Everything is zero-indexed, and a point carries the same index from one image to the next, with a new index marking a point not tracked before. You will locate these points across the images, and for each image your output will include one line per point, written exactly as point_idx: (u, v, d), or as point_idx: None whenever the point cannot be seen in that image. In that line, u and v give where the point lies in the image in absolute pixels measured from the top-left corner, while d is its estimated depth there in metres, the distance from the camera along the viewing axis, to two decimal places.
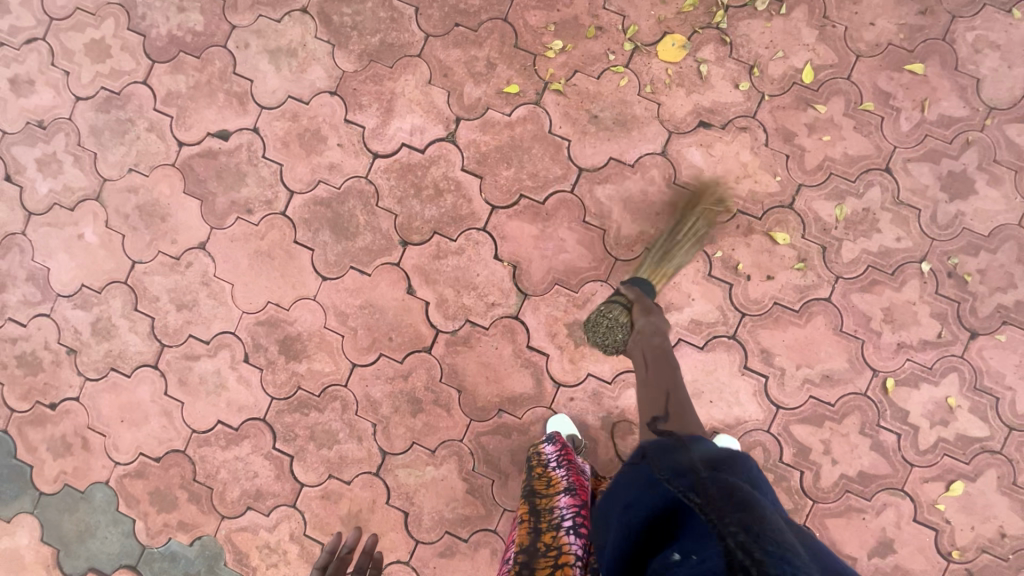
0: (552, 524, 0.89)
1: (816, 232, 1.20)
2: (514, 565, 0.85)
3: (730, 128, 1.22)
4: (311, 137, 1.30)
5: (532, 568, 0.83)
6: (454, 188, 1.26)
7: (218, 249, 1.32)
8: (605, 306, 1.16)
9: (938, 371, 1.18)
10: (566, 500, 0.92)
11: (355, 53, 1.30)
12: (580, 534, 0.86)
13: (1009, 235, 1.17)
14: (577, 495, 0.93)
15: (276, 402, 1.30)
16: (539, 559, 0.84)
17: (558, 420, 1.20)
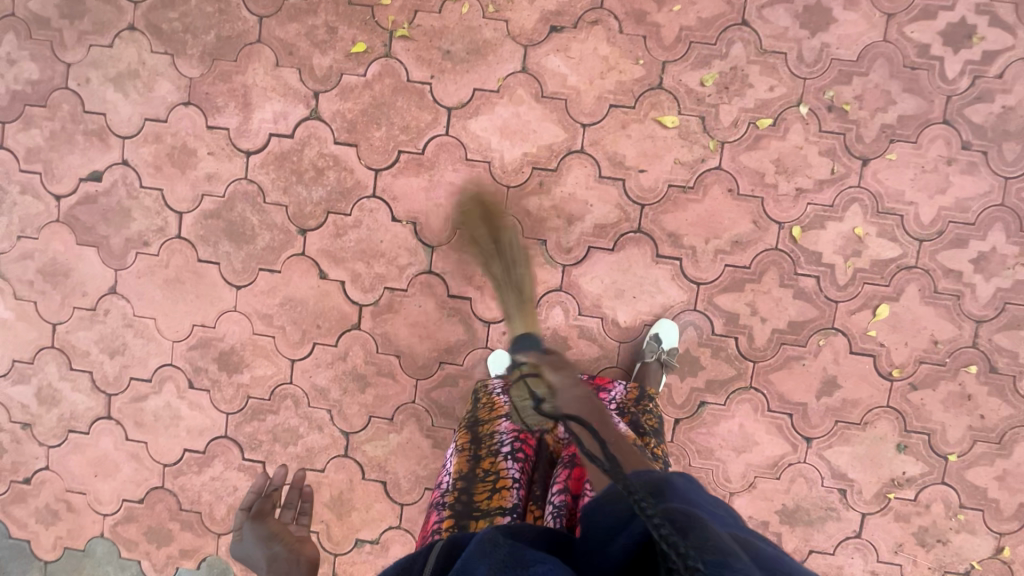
0: (492, 451, 0.93)
1: (691, 104, 1.19)
2: (454, 491, 0.89)
3: (582, 25, 1.20)
4: (181, 154, 1.28)
5: (470, 493, 0.88)
6: (333, 163, 1.25)
7: (129, 289, 1.32)
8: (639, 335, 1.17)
9: (840, 206, 1.19)
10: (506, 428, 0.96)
11: (195, 57, 1.26)
12: (517, 460, 0.90)
13: (877, 54, 1.17)
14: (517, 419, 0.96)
15: (232, 416, 1.33)
16: (476, 484, 0.89)
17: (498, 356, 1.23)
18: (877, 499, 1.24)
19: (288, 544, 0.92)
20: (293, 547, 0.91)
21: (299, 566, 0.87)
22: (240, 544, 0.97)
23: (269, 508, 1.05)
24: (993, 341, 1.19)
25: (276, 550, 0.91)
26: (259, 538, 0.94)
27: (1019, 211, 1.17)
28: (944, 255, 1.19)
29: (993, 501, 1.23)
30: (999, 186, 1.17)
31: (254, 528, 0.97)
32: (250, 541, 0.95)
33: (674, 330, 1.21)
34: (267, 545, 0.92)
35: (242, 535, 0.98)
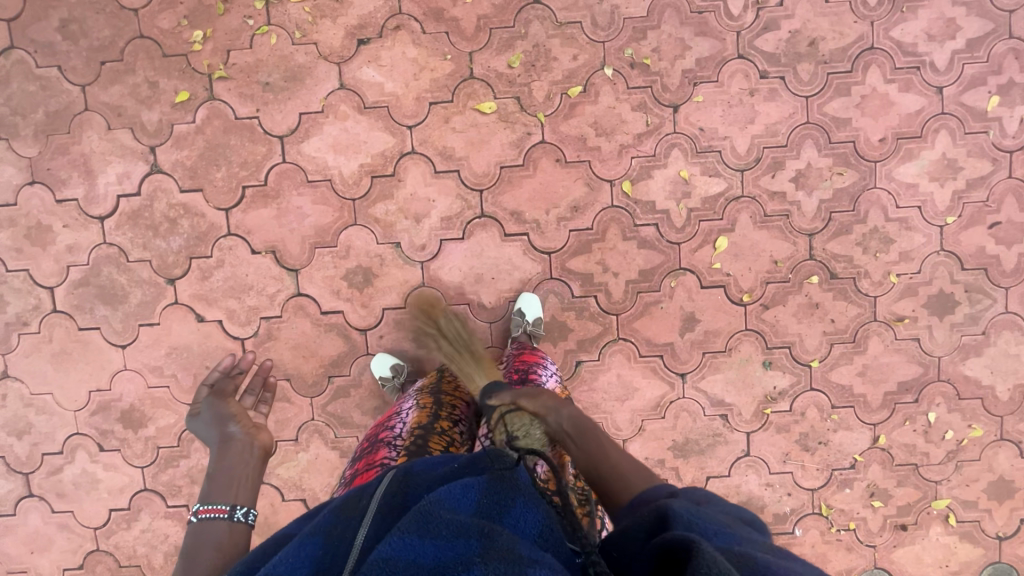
0: (450, 417, 1.00)
1: (505, 87, 1.25)
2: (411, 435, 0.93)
3: (386, 33, 1.25)
4: (38, 232, 1.31)
5: (426, 439, 0.92)
6: (184, 212, 1.30)
7: (21, 370, 1.36)
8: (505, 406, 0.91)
9: (662, 154, 1.26)
10: (466, 410, 1.05)
11: (30, 136, 1.29)
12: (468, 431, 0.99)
13: (664, 6, 1.23)
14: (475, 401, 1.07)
15: (147, 468, 1.38)
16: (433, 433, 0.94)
17: (378, 359, 1.29)
18: (756, 417, 1.32)
19: (244, 428, 1.01)
20: (248, 432, 1.00)
21: (250, 452, 0.96)
22: (200, 425, 1.06)
23: (231, 391, 1.13)
24: (827, 250, 1.27)
25: (233, 432, 1.00)
26: (216, 420, 1.03)
27: (825, 125, 1.25)
28: (766, 180, 1.26)
29: (861, 396, 1.31)
30: (802, 106, 1.24)
31: (217, 409, 1.06)
32: (210, 422, 1.05)
33: (536, 302, 1.28)
34: (223, 429, 1.01)
35: (206, 417, 1.07)
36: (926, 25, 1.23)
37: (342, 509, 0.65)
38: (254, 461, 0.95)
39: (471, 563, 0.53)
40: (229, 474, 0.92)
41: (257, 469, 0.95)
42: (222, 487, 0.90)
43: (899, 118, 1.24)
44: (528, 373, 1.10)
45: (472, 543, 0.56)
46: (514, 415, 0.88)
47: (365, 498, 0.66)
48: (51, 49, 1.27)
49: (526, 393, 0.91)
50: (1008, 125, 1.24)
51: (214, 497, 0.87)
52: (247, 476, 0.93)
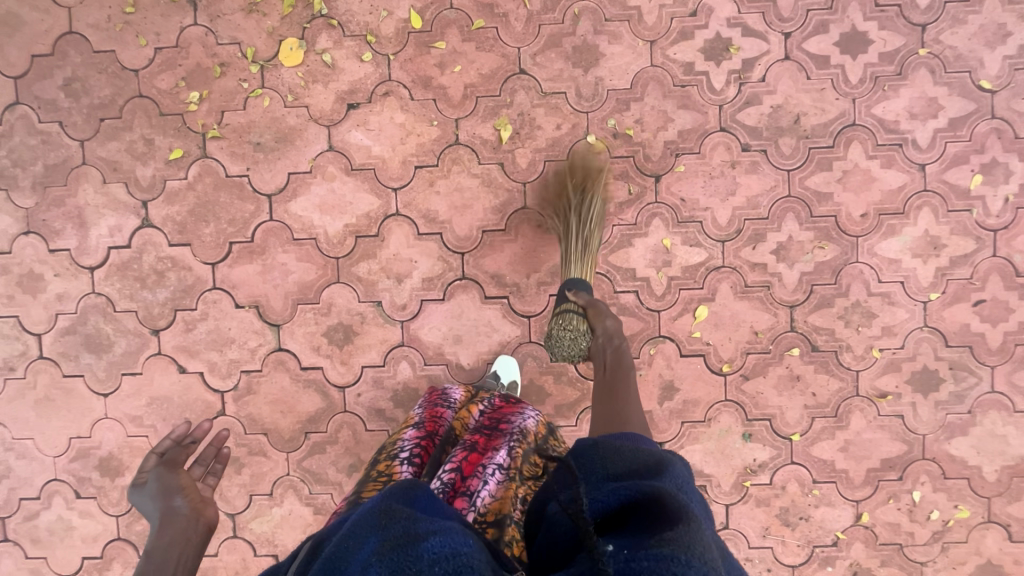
0: (391, 454, 0.92)
1: (490, 153, 1.27)
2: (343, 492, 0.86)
3: (375, 99, 1.28)
4: (29, 280, 1.34)
5: (359, 492, 0.85)
6: (172, 265, 1.32)
7: (5, 414, 1.37)
8: (560, 317, 1.15)
9: (643, 222, 1.27)
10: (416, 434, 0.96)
11: (28, 188, 1.33)
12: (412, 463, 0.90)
13: (647, 79, 1.25)
14: (423, 427, 0.97)
15: (122, 517, 1.38)
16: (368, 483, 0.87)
17: None
18: (735, 489, 1.30)
19: (190, 502, 0.95)
20: (193, 507, 0.94)
21: (195, 530, 0.91)
22: (139, 498, 0.97)
23: (182, 458, 1.04)
24: (808, 323, 1.27)
25: (176, 507, 0.94)
26: (160, 491, 0.96)
27: (807, 198, 1.25)
28: (746, 251, 1.26)
29: (843, 471, 1.29)
30: (783, 179, 1.25)
31: (165, 480, 0.98)
32: (154, 491, 0.97)
33: (513, 364, 1.26)
34: (169, 501, 0.95)
35: (150, 484, 0.99)
36: (908, 103, 1.24)
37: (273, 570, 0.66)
38: (196, 538, 0.90)
39: (368, 566, 0.54)
40: (168, 550, 0.88)
41: (199, 545, 0.91)
42: (157, 565, 0.86)
43: (881, 194, 1.24)
44: (500, 418, 0.96)
45: (370, 540, 0.57)
46: (576, 320, 1.14)
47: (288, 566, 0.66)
48: (53, 106, 1.32)
49: (565, 323, 1.14)
50: (992, 204, 1.24)
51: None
52: (185, 555, 0.89)
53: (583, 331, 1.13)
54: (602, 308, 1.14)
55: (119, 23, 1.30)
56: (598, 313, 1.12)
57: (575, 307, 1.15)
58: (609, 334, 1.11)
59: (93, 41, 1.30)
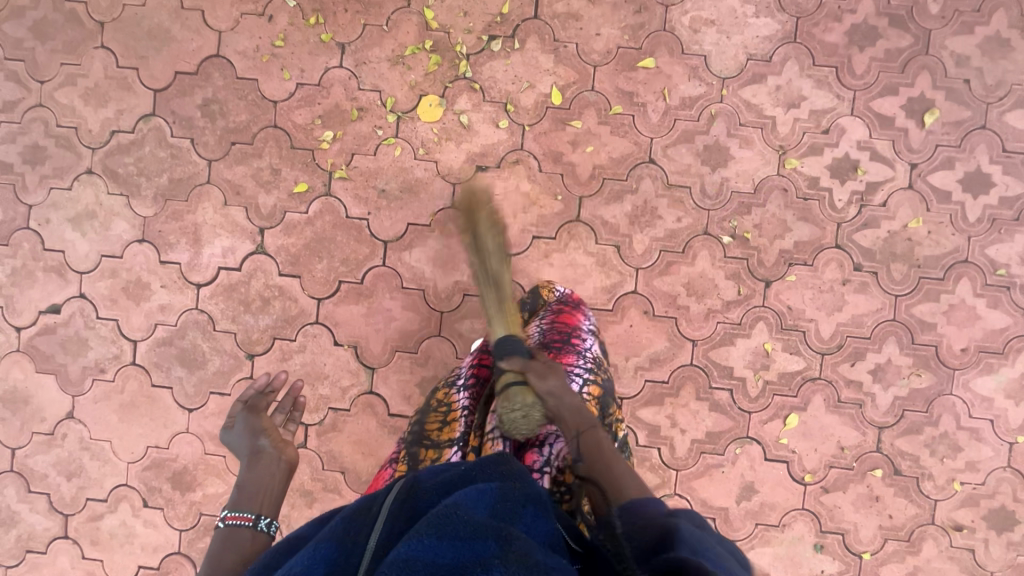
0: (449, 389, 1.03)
1: (608, 234, 1.30)
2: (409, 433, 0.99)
3: (504, 165, 1.31)
4: (135, 287, 1.36)
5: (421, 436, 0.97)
6: (279, 294, 1.34)
7: (86, 414, 1.38)
8: (498, 389, 0.94)
9: (748, 324, 1.29)
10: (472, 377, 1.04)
11: (149, 197, 1.35)
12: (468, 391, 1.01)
13: (772, 187, 1.29)
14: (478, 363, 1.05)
15: (185, 532, 1.38)
16: (431, 417, 0.99)
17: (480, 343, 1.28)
18: None
19: (273, 442, 1.00)
20: (277, 447, 0.99)
21: (278, 467, 0.96)
22: (231, 433, 1.06)
23: (264, 406, 1.12)
24: (894, 446, 1.28)
25: (261, 446, 0.99)
26: (248, 430, 1.03)
27: (910, 325, 1.28)
28: (844, 367, 1.28)
29: None
30: (890, 303, 1.28)
31: (243, 425, 1.05)
32: (241, 432, 1.04)
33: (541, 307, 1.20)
34: (256, 439, 1.01)
35: (236, 426, 1.07)
36: (1021, 249, 1.27)
37: (355, 513, 0.64)
38: (279, 473, 0.94)
39: (491, 563, 0.55)
40: (254, 485, 0.92)
41: (280, 484, 0.94)
42: (247, 494, 0.90)
43: (983, 332, 1.27)
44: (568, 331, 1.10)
45: (485, 538, 0.58)
46: (520, 392, 0.91)
47: (376, 503, 0.66)
48: (188, 123, 1.34)
49: (512, 404, 0.89)
50: None
51: (238, 505, 0.87)
52: (271, 489, 0.92)
53: (535, 401, 0.89)
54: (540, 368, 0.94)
55: (267, 54, 1.33)
56: (540, 377, 0.92)
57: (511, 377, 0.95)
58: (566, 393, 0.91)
59: (238, 67, 1.34)
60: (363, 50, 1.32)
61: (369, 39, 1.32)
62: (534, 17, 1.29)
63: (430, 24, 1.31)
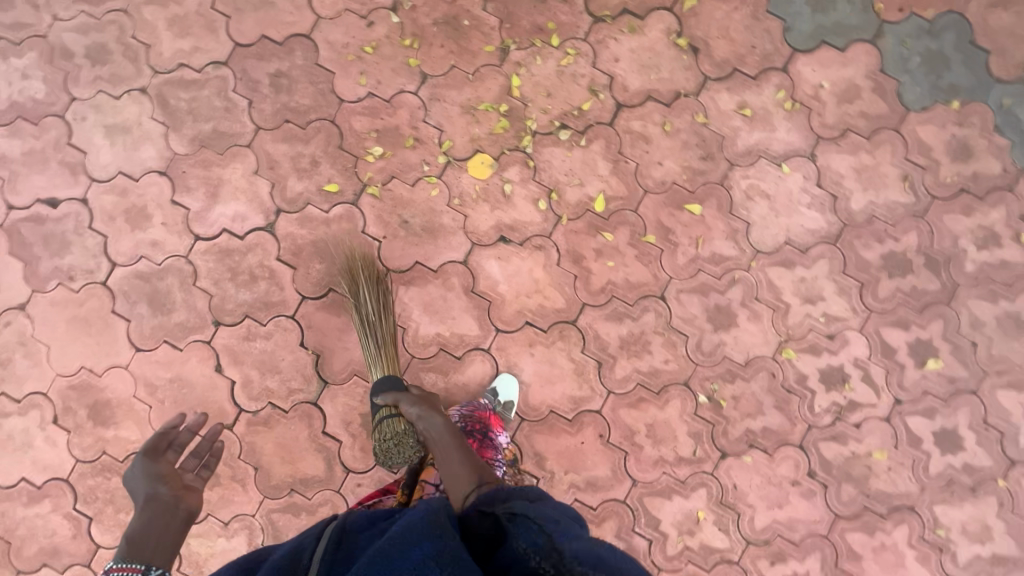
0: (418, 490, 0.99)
1: (595, 348, 1.31)
2: None
3: (526, 246, 1.32)
4: (137, 213, 1.35)
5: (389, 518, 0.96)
6: (268, 276, 1.34)
7: (38, 312, 1.36)
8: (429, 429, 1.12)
9: (690, 485, 1.29)
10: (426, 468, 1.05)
11: (187, 137, 1.36)
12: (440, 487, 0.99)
13: (761, 367, 1.30)
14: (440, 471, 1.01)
15: (80, 464, 1.35)
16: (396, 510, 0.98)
17: None
18: None
19: (173, 489, 0.99)
20: (175, 494, 0.98)
21: (176, 516, 0.94)
22: (135, 473, 1.03)
23: (167, 447, 1.10)
24: None
25: (159, 491, 0.98)
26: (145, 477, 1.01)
27: (838, 548, 1.28)
28: (763, 562, 1.28)
29: None
30: (827, 519, 1.29)
31: (143, 469, 1.03)
32: (138, 475, 1.02)
33: (513, 386, 1.28)
34: (155, 485, 0.99)
35: (136, 468, 1.04)
36: (966, 518, 1.28)
37: (283, 565, 0.65)
38: (176, 522, 0.93)
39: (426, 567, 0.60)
40: (147, 533, 0.89)
41: (178, 532, 0.93)
42: (138, 546, 0.87)
43: None
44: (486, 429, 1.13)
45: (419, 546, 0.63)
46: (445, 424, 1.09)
47: (305, 559, 0.66)
48: (254, 85, 1.36)
49: (391, 428, 1.13)
50: None
51: (128, 553, 0.85)
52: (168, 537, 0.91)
53: (406, 430, 1.12)
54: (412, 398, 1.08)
55: (353, 54, 1.35)
56: (407, 405, 1.06)
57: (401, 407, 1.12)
58: (424, 417, 1.03)
59: (321, 55, 1.35)
60: (442, 87, 1.34)
61: (451, 80, 1.34)
62: (609, 124, 1.32)
63: (512, 91, 1.33)
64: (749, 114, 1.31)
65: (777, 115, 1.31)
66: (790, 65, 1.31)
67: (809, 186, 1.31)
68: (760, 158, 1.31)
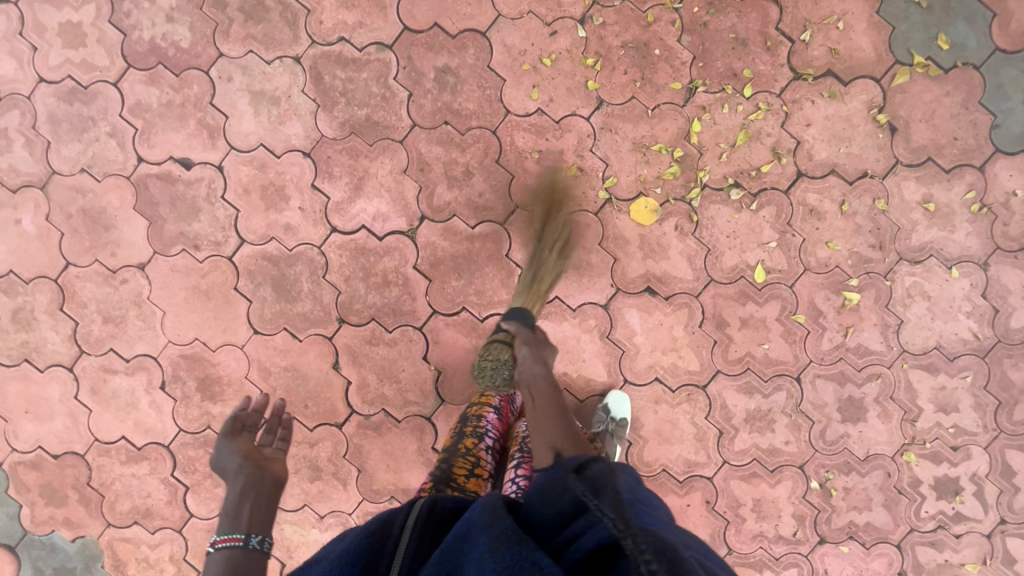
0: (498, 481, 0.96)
1: (719, 417, 1.29)
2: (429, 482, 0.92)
3: (672, 302, 1.28)
4: (274, 192, 1.28)
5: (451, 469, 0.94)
6: (402, 283, 1.29)
7: (157, 275, 1.31)
8: (486, 347, 1.14)
9: (782, 563, 1.31)
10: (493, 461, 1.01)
11: (338, 121, 1.27)
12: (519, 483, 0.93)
13: (879, 464, 1.30)
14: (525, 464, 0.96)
15: (183, 433, 1.34)
16: (460, 463, 0.96)
17: None
18: None
19: (254, 461, 0.96)
20: (259, 464, 0.96)
21: (262, 485, 0.92)
22: (218, 454, 1.00)
23: (240, 426, 1.05)
24: None
25: (242, 466, 0.95)
26: (236, 454, 0.98)
27: None
28: None
29: None
30: None
31: (222, 449, 0.99)
32: (226, 453, 0.99)
33: (625, 405, 1.27)
34: (240, 461, 0.96)
35: (217, 450, 1.01)
36: None
37: (375, 529, 0.65)
38: (264, 490, 0.92)
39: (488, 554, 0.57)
40: (238, 507, 0.87)
41: (269, 500, 0.91)
42: (232, 515, 0.86)
43: None
44: None
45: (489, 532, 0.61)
46: (501, 349, 1.12)
47: (396, 526, 0.67)
48: (417, 77, 1.26)
49: (488, 355, 1.12)
50: None
51: (228, 525, 0.83)
52: (259, 503, 0.89)
53: (507, 360, 1.09)
54: (526, 336, 1.08)
55: (529, 64, 1.25)
56: (521, 342, 1.07)
57: (503, 338, 1.14)
58: (527, 362, 1.01)
59: (495, 58, 1.26)
60: (617, 117, 1.26)
61: (628, 111, 1.25)
62: (784, 191, 1.25)
63: (691, 136, 1.25)
64: (932, 209, 1.24)
65: (960, 215, 1.24)
66: (988, 165, 1.23)
67: (974, 294, 1.26)
68: (931, 256, 1.25)
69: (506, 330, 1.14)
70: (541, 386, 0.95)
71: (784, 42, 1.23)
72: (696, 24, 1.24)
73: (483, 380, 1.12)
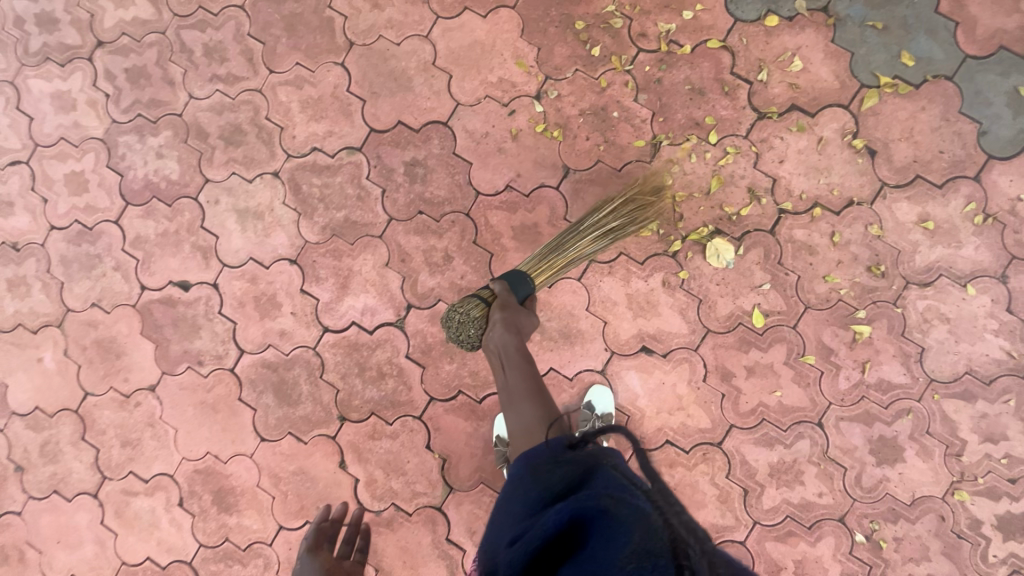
0: None
1: (741, 474, 1.21)
2: None
3: (671, 358, 1.23)
4: (267, 302, 1.33)
5: None
6: (396, 373, 1.29)
7: (167, 394, 1.36)
8: (462, 300, 1.07)
9: None
10: None
11: (319, 226, 1.32)
12: None
13: (929, 508, 1.18)
14: None
15: (203, 548, 1.35)
16: None
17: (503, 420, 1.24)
18: None
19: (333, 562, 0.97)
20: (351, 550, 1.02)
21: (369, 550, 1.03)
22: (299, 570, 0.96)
23: (320, 542, 1.02)
24: None
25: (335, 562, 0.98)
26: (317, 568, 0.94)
27: None
28: None
29: None
30: None
31: (305, 567, 0.95)
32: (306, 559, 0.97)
33: (608, 398, 1.23)
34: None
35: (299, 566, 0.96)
36: None
37: None
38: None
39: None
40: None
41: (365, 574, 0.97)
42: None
43: None
44: None
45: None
46: (475, 305, 1.06)
47: None
48: (388, 173, 1.31)
49: (464, 310, 1.05)
50: None
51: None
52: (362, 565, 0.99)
53: (479, 320, 1.05)
54: (507, 305, 1.05)
55: (493, 145, 1.28)
56: (500, 308, 1.05)
57: (482, 296, 1.08)
58: (505, 330, 1.03)
59: (459, 144, 1.29)
60: (586, 182, 1.26)
61: (596, 175, 1.26)
62: (769, 231, 1.21)
63: (662, 190, 1.24)
64: (932, 228, 1.17)
65: (964, 230, 1.17)
66: (983, 174, 1.17)
67: (998, 310, 1.16)
68: (940, 276, 1.18)
69: (489, 290, 1.08)
70: (513, 355, 1.02)
71: (742, 84, 1.23)
72: (650, 81, 1.25)
73: (448, 331, 1.08)
